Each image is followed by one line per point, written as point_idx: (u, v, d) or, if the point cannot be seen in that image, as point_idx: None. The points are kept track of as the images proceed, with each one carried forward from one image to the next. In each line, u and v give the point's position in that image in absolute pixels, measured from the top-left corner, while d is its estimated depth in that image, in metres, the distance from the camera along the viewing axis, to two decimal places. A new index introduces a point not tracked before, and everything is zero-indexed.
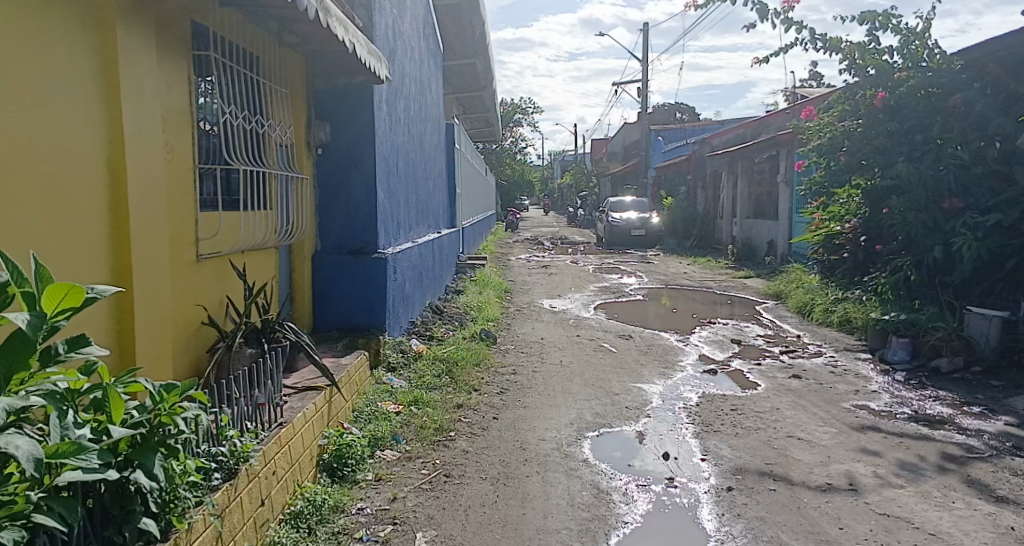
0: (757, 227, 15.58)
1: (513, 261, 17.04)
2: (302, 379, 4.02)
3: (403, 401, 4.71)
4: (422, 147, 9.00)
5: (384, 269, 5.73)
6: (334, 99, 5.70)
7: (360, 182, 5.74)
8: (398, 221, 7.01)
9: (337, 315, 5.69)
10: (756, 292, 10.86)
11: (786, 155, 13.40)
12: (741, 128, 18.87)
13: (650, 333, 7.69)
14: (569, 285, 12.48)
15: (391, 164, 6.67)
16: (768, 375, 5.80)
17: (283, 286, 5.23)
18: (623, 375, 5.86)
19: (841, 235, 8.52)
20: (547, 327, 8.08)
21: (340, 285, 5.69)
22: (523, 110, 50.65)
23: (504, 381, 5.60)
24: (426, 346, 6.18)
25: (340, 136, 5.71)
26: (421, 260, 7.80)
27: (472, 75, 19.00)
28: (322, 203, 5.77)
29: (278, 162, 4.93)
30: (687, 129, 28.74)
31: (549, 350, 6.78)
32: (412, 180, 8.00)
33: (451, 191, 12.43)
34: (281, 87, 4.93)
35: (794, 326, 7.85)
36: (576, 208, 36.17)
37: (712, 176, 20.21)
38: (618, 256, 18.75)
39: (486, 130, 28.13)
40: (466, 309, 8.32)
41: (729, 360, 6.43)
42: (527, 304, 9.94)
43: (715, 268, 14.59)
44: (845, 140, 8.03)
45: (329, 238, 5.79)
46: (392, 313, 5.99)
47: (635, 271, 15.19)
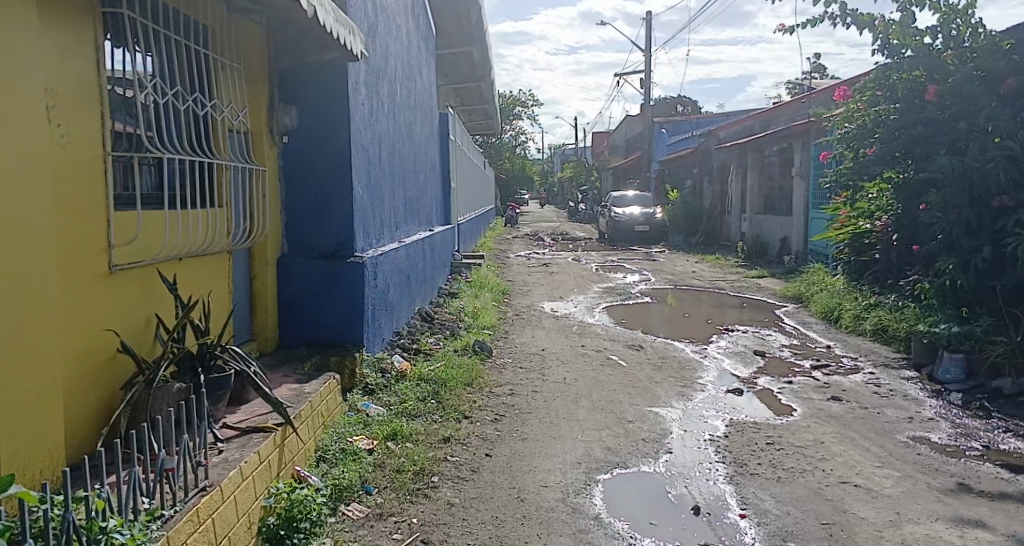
0: (768, 223, 14.86)
1: (512, 258, 16.29)
2: (249, 417, 3.28)
3: (378, 436, 3.96)
4: (412, 138, 8.26)
5: (362, 276, 4.99)
6: (301, 79, 4.96)
7: (335, 175, 5.01)
8: (382, 220, 6.27)
9: (308, 329, 4.95)
10: (773, 294, 10.11)
11: (802, 146, 12.62)
12: (750, 119, 18.15)
13: (663, 343, 6.95)
14: (571, 285, 11.73)
15: (373, 154, 5.93)
16: (803, 397, 5.06)
17: (241, 297, 4.48)
18: (636, 397, 5.12)
19: (872, 233, 7.88)
20: (549, 335, 7.34)
21: (311, 294, 4.95)
22: (523, 103, 49.79)
23: (500, 405, 4.85)
24: (411, 362, 5.44)
25: (311, 121, 4.98)
26: (409, 262, 7.06)
27: (469, 65, 18.21)
28: (290, 198, 5.03)
29: (231, 151, 4.20)
30: (692, 120, 27.92)
31: (551, 364, 6.03)
32: (400, 174, 7.26)
33: (445, 184, 11.67)
34: (236, 61, 4.21)
35: (821, 335, 7.12)
36: (576, 202, 35.42)
37: (718, 169, 19.45)
38: (622, 253, 17.99)
39: (485, 123, 27.37)
40: (459, 316, 7.58)
41: (754, 377, 5.70)
42: (527, 308, 9.19)
43: (724, 267, 13.85)
44: (878, 128, 7.27)
45: (298, 239, 5.04)
46: (372, 325, 5.26)
47: (641, 270, 14.46)
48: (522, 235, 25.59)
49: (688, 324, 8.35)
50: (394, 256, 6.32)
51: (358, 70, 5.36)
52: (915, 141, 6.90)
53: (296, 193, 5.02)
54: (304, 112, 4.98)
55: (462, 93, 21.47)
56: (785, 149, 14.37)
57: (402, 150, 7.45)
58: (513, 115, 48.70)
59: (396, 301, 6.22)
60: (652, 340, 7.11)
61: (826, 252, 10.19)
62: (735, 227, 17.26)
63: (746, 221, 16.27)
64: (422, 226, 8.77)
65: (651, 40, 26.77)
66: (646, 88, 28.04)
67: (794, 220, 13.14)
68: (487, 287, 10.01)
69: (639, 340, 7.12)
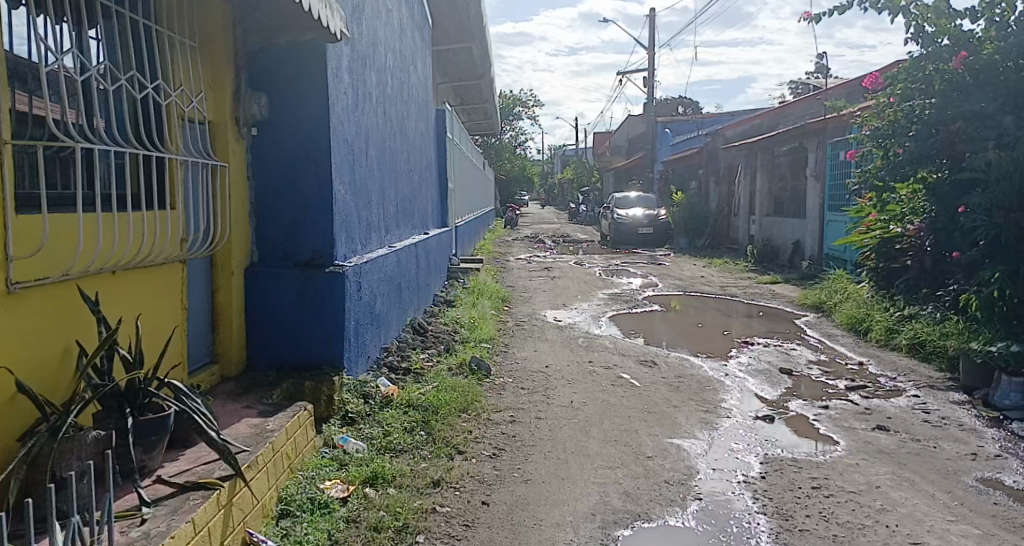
0: (779, 226, 14.26)
1: (512, 262, 15.67)
2: (190, 469, 2.67)
3: (355, 481, 3.35)
4: (405, 135, 7.66)
5: (343, 288, 4.38)
6: (272, 63, 4.36)
7: (313, 174, 4.41)
8: (369, 224, 5.67)
9: (282, 350, 4.34)
10: (789, 301, 9.50)
11: (818, 145, 12.04)
12: (758, 118, 17.58)
13: (679, 359, 6.34)
14: (575, 291, 11.12)
15: (359, 151, 5.33)
16: (843, 426, 4.45)
17: (199, 313, 3.86)
18: (654, 425, 4.51)
19: (904, 238, 7.31)
20: (552, 350, 6.73)
21: (286, 309, 4.34)
22: (523, 103, 49.18)
23: (499, 436, 4.24)
24: (400, 384, 4.82)
25: (284, 112, 4.38)
26: (401, 270, 6.46)
27: (468, 62, 17.66)
28: (261, 199, 4.42)
29: (185, 143, 3.58)
30: (696, 120, 27.32)
31: (556, 384, 5.42)
32: (390, 173, 6.67)
33: (442, 185, 11.07)
34: (190, 39, 3.62)
35: (851, 350, 6.50)
36: (577, 204, 34.81)
37: (724, 170, 18.86)
38: (625, 257, 17.38)
39: (485, 123, 26.80)
40: (455, 327, 6.96)
41: (783, 400, 5.09)
42: (528, 317, 8.58)
43: (734, 271, 13.23)
44: (914, 124, 6.70)
45: (270, 247, 4.43)
46: (355, 343, 4.65)
47: (646, 274, 13.84)
48: (522, 236, 24.99)
49: (702, 335, 7.74)
50: (383, 264, 5.71)
51: (340, 55, 4.76)
52: (954, 139, 6.41)
53: (268, 194, 4.41)
54: (276, 101, 4.38)
55: (460, 91, 20.89)
56: (796, 148, 13.78)
57: (392, 146, 6.85)
58: (513, 116, 48.11)
59: (385, 314, 5.62)
60: (666, 355, 6.50)
61: (850, 258, 9.52)
62: (743, 230, 16.64)
63: (755, 223, 15.66)
64: (416, 229, 8.17)
65: (655, 38, 26.20)
66: (648, 87, 27.48)
67: (808, 223, 12.54)
68: (486, 294, 9.39)
69: (652, 355, 6.52)
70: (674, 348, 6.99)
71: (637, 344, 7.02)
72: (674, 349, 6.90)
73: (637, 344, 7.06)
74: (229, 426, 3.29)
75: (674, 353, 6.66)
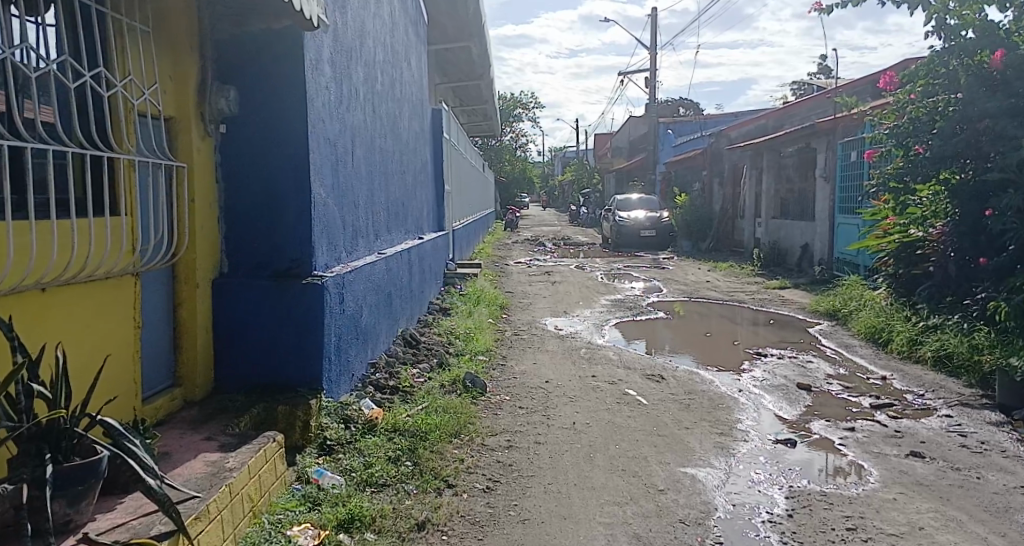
0: (786, 228, 13.87)
1: (511, 266, 15.26)
2: (123, 526, 2.26)
3: (327, 525, 2.94)
4: (397, 135, 7.27)
5: (321, 301, 3.97)
6: (242, 54, 3.96)
7: (288, 175, 4.01)
8: (355, 229, 5.27)
9: (254, 369, 3.94)
10: (801, 308, 9.09)
11: (829, 146, 11.64)
12: (763, 117, 17.20)
13: (688, 373, 5.92)
14: (576, 297, 10.70)
15: (344, 150, 4.94)
16: (872, 451, 4.05)
17: (155, 331, 3.46)
18: (664, 450, 4.10)
19: (925, 243, 6.89)
20: (552, 362, 6.33)
21: (259, 325, 3.94)
22: (524, 104, 48.79)
23: (494, 466, 3.83)
24: (386, 405, 4.41)
25: (256, 107, 3.98)
26: (391, 278, 6.05)
27: (467, 61, 17.28)
28: (231, 203, 4.02)
29: (138, 141, 3.17)
30: (699, 121, 26.92)
31: (556, 403, 5.01)
32: (380, 174, 6.27)
33: (438, 187, 10.66)
34: (142, 24, 3.22)
35: (871, 362, 6.09)
36: (578, 206, 34.41)
37: (728, 171, 18.42)
38: (628, 260, 16.97)
39: (484, 124, 26.42)
40: (449, 338, 6.56)
41: (804, 420, 4.67)
42: (527, 326, 8.16)
43: (741, 276, 12.82)
44: (939, 119, 6.31)
45: (242, 255, 4.03)
46: (336, 361, 4.24)
47: (650, 278, 13.43)
48: (522, 239, 24.56)
49: (711, 345, 7.32)
50: (371, 273, 5.31)
51: (320, 45, 4.36)
52: (980, 137, 6.04)
53: (238, 197, 4.02)
54: (247, 95, 3.98)
55: (459, 91, 20.49)
56: (804, 149, 13.39)
57: (383, 147, 6.45)
58: (513, 117, 47.72)
59: (373, 327, 5.21)
60: (674, 368, 6.09)
61: (863, 263, 9.20)
62: (749, 233, 16.22)
63: (761, 226, 15.25)
64: (410, 234, 7.76)
65: (657, 37, 25.84)
66: (650, 87, 27.09)
67: (817, 226, 12.14)
68: (483, 301, 8.98)
69: (659, 368, 6.10)
70: (682, 359, 6.57)
71: (643, 356, 6.60)
72: (682, 361, 6.49)
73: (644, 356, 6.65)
74: (183, 464, 2.88)
75: (682, 366, 6.25)
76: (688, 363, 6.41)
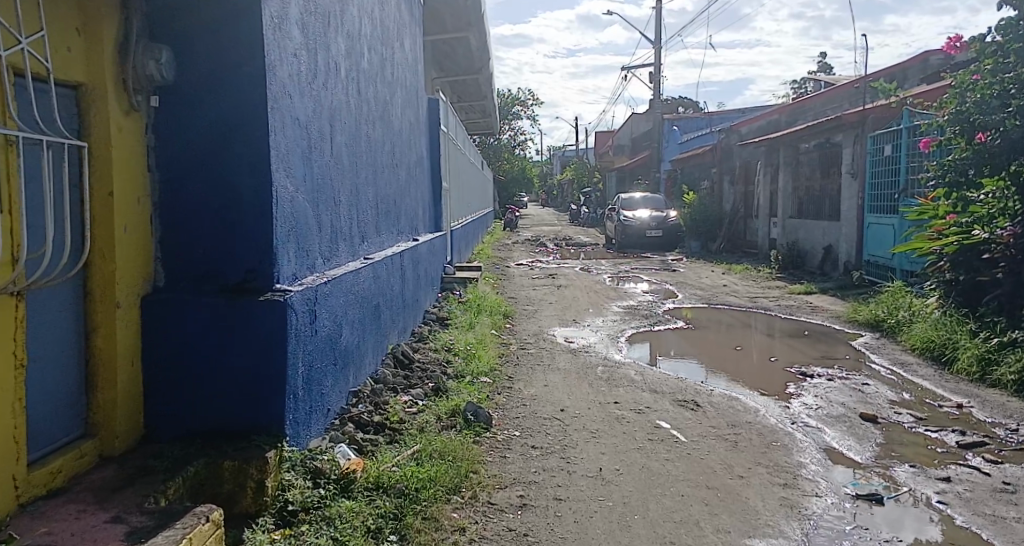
0: (807, 228, 13.03)
1: (512, 268, 14.40)
2: None
3: None
4: (389, 122, 6.44)
5: (286, 323, 3.10)
6: (181, 7, 3.09)
7: (243, 161, 3.15)
8: (336, 230, 4.42)
9: (199, 411, 3.07)
10: (835, 318, 8.23)
11: (858, 139, 10.83)
12: (777, 111, 16.42)
13: (727, 398, 5.06)
14: (585, 303, 9.85)
15: (321, 134, 4.10)
16: (983, 512, 3.21)
17: (54, 368, 2.59)
18: (718, 510, 3.25)
19: (989, 245, 6.06)
20: (566, 384, 5.47)
21: (204, 353, 3.07)
22: (522, 102, 47.93)
23: (505, 536, 2.97)
24: (368, 451, 3.53)
25: (201, 76, 3.12)
26: (379, 287, 5.18)
27: (466, 54, 16.45)
28: (168, 199, 3.14)
29: (21, 114, 2.30)
30: (705, 116, 26.10)
31: (576, 441, 4.14)
32: (368, 166, 5.44)
33: (435, 184, 9.81)
34: None
35: (937, 386, 5.25)
36: (579, 205, 33.56)
37: (739, 168, 17.60)
38: (635, 262, 16.13)
39: (483, 120, 25.59)
40: (447, 356, 5.69)
41: (881, 464, 3.83)
42: (534, 338, 7.31)
43: (759, 279, 11.98)
44: (1011, 101, 5.66)
45: (184, 264, 3.16)
46: (306, 397, 3.36)
47: (661, 282, 12.58)
48: (522, 239, 23.73)
49: (746, 360, 6.46)
50: (355, 282, 4.46)
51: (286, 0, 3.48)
52: None
53: (179, 190, 3.14)
54: (189, 58, 3.12)
55: (456, 86, 19.65)
56: (826, 143, 12.58)
57: (371, 135, 5.61)
58: (512, 115, 46.88)
59: (356, 347, 4.36)
60: (711, 391, 5.23)
61: (902, 266, 8.57)
62: (764, 233, 15.40)
63: (778, 225, 14.45)
64: (402, 235, 6.93)
65: (661, 31, 25.08)
66: (655, 83, 26.30)
67: (843, 225, 11.34)
68: (485, 309, 8.11)
69: (693, 391, 5.24)
70: (715, 379, 5.71)
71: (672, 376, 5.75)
72: (716, 381, 5.63)
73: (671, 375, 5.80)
74: None
75: (718, 388, 5.39)
76: (723, 384, 5.56)
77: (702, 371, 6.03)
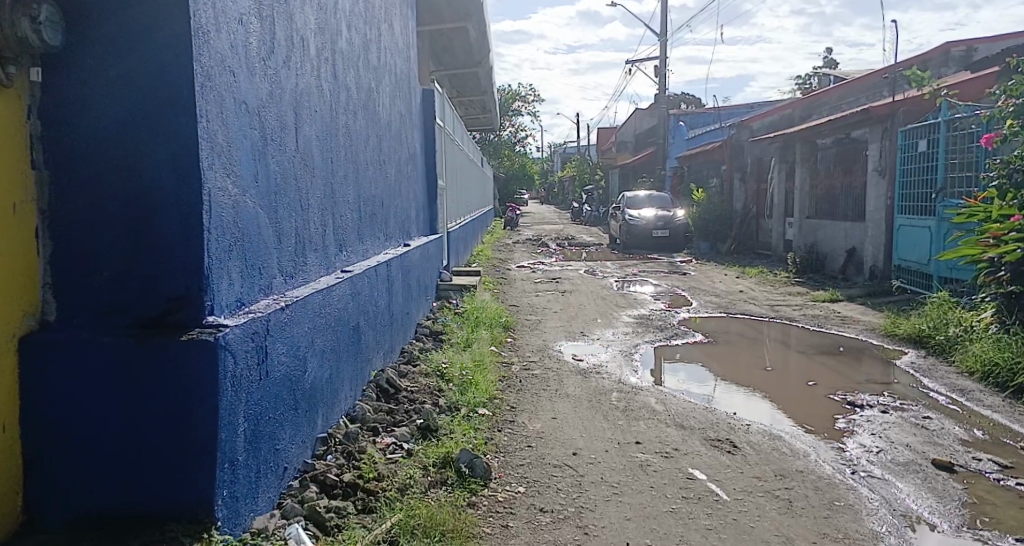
0: (828, 229, 12.31)
1: (514, 271, 13.65)
2: None
3: None
4: (374, 113, 5.65)
5: (218, 373, 2.32)
6: None
7: (161, 154, 2.38)
8: (303, 241, 3.65)
9: (103, 488, 2.31)
10: (871, 332, 7.48)
11: (888, 134, 10.09)
12: (793, 106, 15.72)
13: (769, 437, 4.30)
14: (593, 312, 9.10)
15: (281, 124, 3.32)
16: None
17: None
18: None
19: None
20: (579, 418, 4.71)
21: (106, 411, 2.30)
22: (523, 98, 47.13)
23: None
24: (330, 530, 2.74)
25: (104, 43, 2.37)
26: (359, 305, 4.40)
27: (466, 46, 15.73)
28: (61, 206, 2.37)
29: None
30: (711, 112, 25.41)
31: (594, 500, 3.37)
32: (346, 164, 4.66)
33: (431, 183, 9.06)
34: None
35: (1013, 421, 4.50)
36: (581, 203, 32.83)
37: (750, 165, 16.87)
38: (643, 263, 15.40)
39: (483, 116, 24.89)
40: (439, 383, 4.92)
41: (976, 535, 3.08)
42: (539, 355, 6.57)
43: (777, 285, 11.24)
44: None
45: (84, 291, 2.39)
46: (250, 465, 2.58)
47: (672, 286, 11.83)
48: (524, 239, 23.00)
49: (781, 385, 5.70)
50: (328, 302, 3.69)
51: None
52: None
53: (76, 194, 2.38)
54: (88, 19, 2.36)
55: (455, 80, 18.87)
56: (849, 139, 11.85)
57: (351, 127, 4.83)
58: (512, 111, 46.06)
59: (327, 383, 3.59)
60: (750, 427, 4.48)
61: (938, 273, 7.98)
62: (779, 234, 14.64)
63: (795, 226, 13.71)
64: (390, 241, 6.17)
65: (667, 24, 24.36)
66: (661, 77, 25.54)
67: (870, 227, 10.60)
68: (485, 321, 7.35)
69: (729, 427, 4.48)
70: (751, 409, 4.95)
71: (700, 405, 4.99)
72: (752, 412, 4.87)
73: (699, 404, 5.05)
74: None
75: (756, 422, 4.64)
76: (760, 415, 4.80)
77: (734, 399, 5.26)
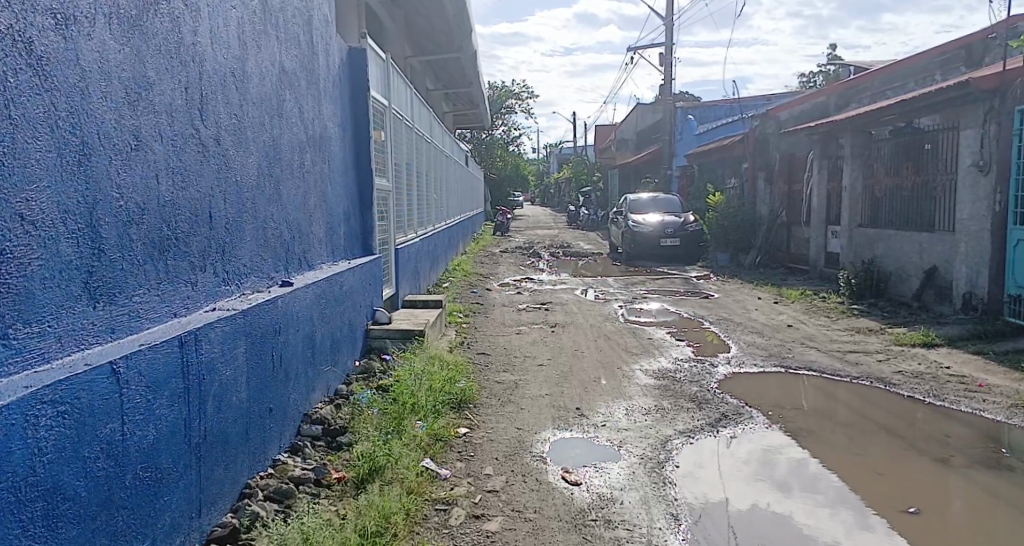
0: (896, 243, 9.56)
1: (494, 294, 10.86)
2: None
3: None
4: (177, 42, 2.91)
5: None
6: None
7: None
8: None
9: None
10: None
11: (994, 116, 7.46)
12: (828, 93, 13.14)
13: (845, 527, 3.28)
14: (593, 366, 6.36)
15: None
16: None
17: None
18: None
19: None
20: None
21: None
22: (516, 95, 44.01)
23: None
24: None
25: None
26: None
27: (444, 25, 13.00)
28: None
29: None
30: (725, 106, 22.61)
31: None
32: (11, 130, 1.95)
33: (364, 183, 6.33)
34: None
35: None
36: (578, 207, 29.96)
37: (777, 163, 14.16)
38: (653, 281, 12.66)
39: (469, 111, 22.10)
40: None
41: None
42: (506, 474, 3.84)
43: (834, 318, 8.53)
44: None
45: None
46: None
47: (694, 316, 9.10)
48: (516, 248, 20.15)
49: None
50: None
51: None
52: None
53: None
54: None
55: (434, 67, 16.11)
56: (921, 127, 9.16)
57: (49, 45, 2.11)
58: (505, 109, 43.17)
59: None
60: (810, 507, 3.49)
61: None
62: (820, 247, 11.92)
63: (842, 236, 11.05)
64: (233, 284, 3.46)
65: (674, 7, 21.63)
66: (667, 67, 22.77)
67: (960, 241, 7.97)
68: (425, 402, 4.60)
69: (785, 507, 3.48)
70: (806, 475, 3.90)
71: (746, 468, 3.96)
72: (809, 479, 3.81)
73: (787, 531, 3.24)
74: None
75: (818, 496, 3.63)
76: (819, 485, 3.75)
77: (780, 460, 4.10)
